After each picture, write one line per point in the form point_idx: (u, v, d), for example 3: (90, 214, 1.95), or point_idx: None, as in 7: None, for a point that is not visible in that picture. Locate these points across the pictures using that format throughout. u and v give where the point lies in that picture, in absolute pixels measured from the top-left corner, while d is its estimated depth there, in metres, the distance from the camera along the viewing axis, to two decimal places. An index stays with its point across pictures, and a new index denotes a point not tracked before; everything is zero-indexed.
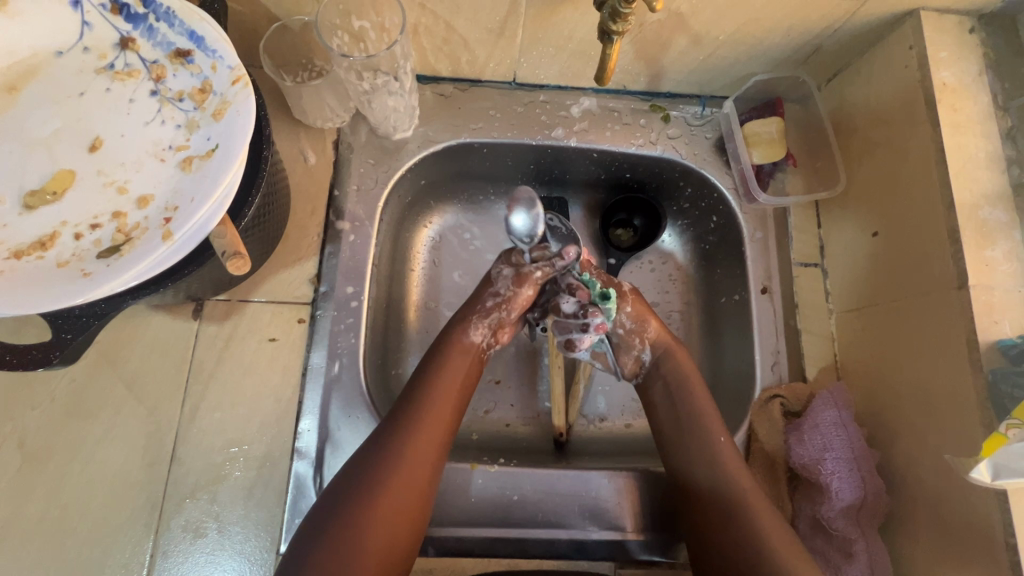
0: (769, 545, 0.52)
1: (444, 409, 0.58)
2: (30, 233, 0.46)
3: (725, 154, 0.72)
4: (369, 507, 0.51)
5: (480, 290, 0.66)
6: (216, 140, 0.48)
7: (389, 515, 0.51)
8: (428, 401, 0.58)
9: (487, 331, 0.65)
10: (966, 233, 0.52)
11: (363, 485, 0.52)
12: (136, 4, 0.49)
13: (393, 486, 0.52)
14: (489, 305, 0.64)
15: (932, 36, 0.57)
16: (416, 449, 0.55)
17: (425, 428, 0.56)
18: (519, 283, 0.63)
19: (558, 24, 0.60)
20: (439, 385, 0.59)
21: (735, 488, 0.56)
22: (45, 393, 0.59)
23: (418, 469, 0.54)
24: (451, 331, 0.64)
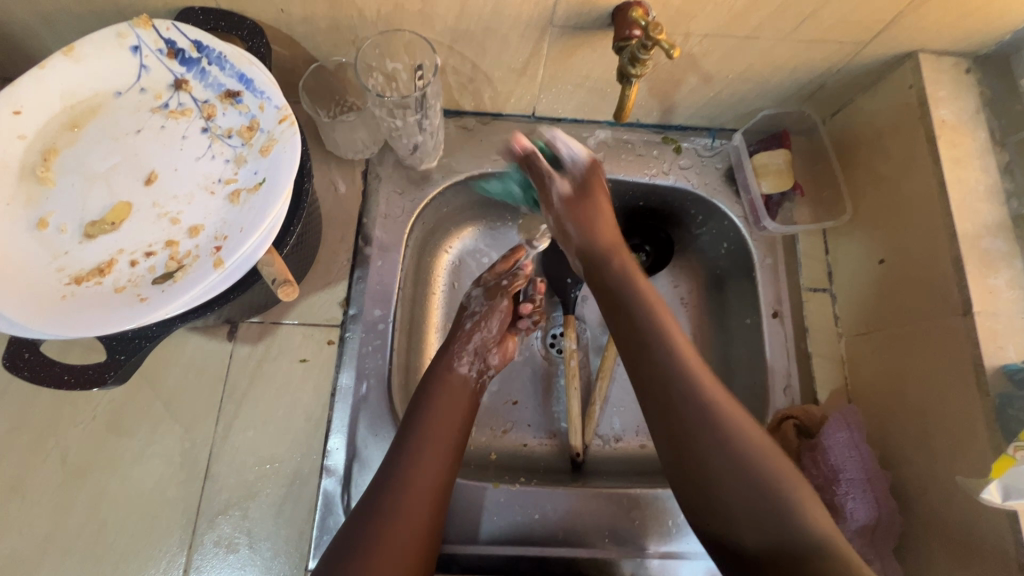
0: (806, 515, 0.44)
1: (446, 426, 0.60)
2: (89, 261, 0.49)
3: (734, 184, 0.75)
4: (386, 521, 0.52)
5: (459, 319, 0.71)
6: (263, 174, 0.51)
7: (402, 527, 0.52)
8: (429, 417, 0.60)
9: (473, 356, 0.68)
10: (969, 261, 0.55)
11: (377, 500, 0.53)
12: (192, 50, 0.54)
13: (406, 496, 0.54)
14: (472, 325, 0.70)
15: (930, 76, 0.61)
16: (422, 460, 0.57)
17: (430, 442, 0.58)
18: (492, 298, 0.72)
19: (577, 63, 0.64)
20: (437, 402, 0.62)
21: (726, 424, 0.49)
22: (87, 410, 0.61)
23: (427, 484, 0.56)
24: (439, 364, 0.67)
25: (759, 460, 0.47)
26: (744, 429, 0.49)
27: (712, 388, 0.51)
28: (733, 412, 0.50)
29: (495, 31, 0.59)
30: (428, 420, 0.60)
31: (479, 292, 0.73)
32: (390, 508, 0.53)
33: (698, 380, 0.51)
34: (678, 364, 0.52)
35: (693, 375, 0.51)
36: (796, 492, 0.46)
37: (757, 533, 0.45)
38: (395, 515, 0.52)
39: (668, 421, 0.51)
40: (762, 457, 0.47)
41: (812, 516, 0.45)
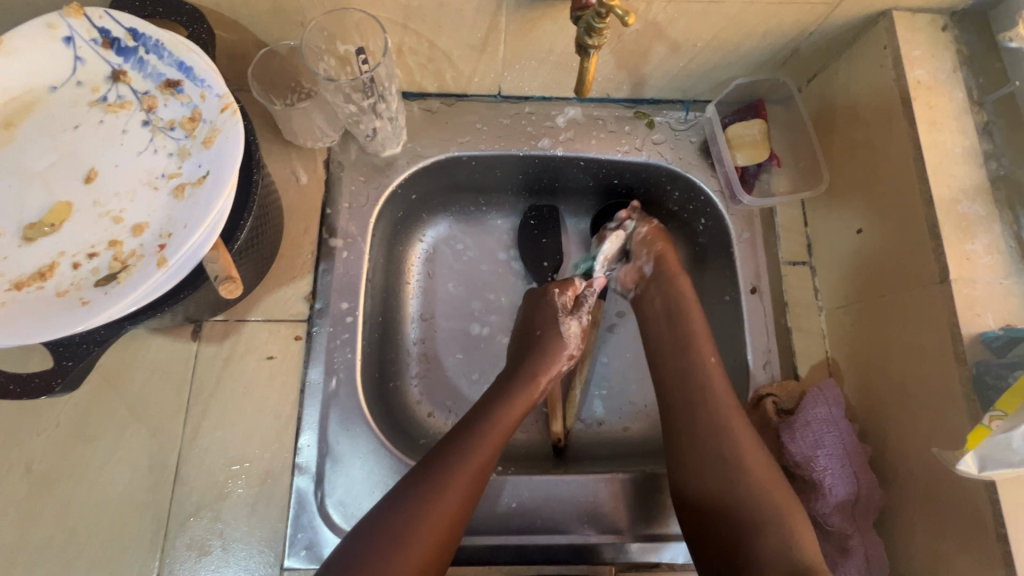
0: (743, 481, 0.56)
1: (510, 430, 0.61)
2: (29, 265, 0.47)
3: (710, 157, 0.73)
4: (415, 529, 0.51)
5: (558, 343, 0.69)
6: (207, 167, 0.49)
7: (430, 538, 0.51)
8: (485, 431, 0.59)
9: (547, 387, 0.67)
10: (946, 227, 0.53)
11: (411, 507, 0.52)
12: (127, 38, 0.51)
13: (444, 507, 0.53)
14: (564, 363, 0.69)
15: (905, 35, 0.59)
16: (474, 475, 0.56)
17: (481, 456, 0.57)
18: (583, 342, 0.71)
19: (538, 37, 0.61)
20: (500, 420, 0.61)
21: (727, 457, 0.58)
22: (50, 418, 0.60)
23: (469, 498, 0.54)
24: (521, 380, 0.65)
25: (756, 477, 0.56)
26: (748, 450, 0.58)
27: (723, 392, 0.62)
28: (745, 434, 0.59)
29: (448, 6, 0.56)
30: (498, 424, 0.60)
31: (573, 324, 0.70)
32: (424, 518, 0.52)
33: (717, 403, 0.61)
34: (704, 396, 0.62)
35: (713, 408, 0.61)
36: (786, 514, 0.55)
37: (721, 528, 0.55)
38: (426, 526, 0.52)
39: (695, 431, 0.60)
40: (762, 485, 0.56)
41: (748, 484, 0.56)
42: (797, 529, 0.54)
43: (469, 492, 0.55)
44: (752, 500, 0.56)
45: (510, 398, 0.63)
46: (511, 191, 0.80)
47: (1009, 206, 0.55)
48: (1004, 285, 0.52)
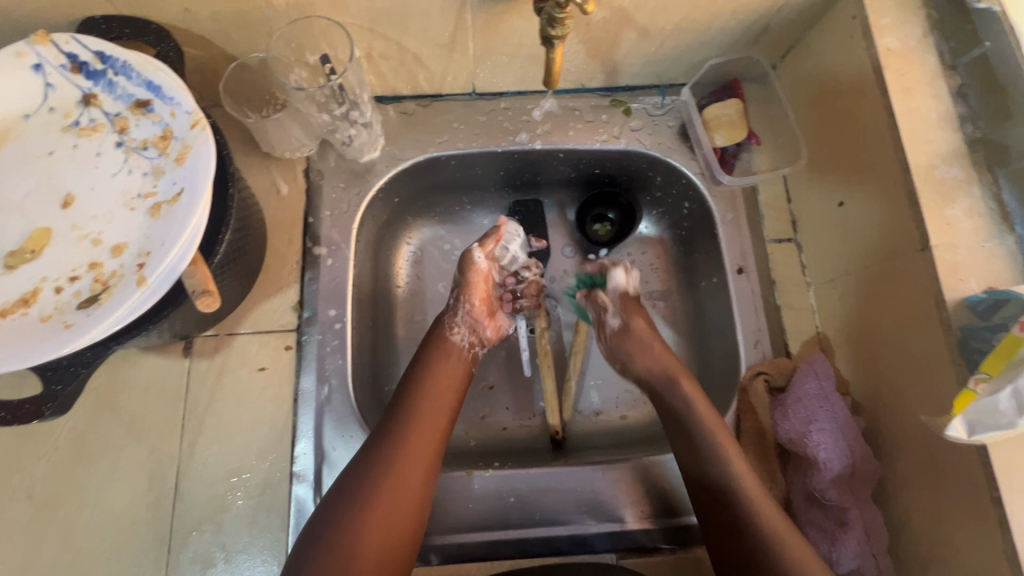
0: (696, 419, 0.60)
1: (439, 390, 0.62)
2: (12, 292, 0.48)
3: (688, 140, 0.73)
4: (373, 490, 0.53)
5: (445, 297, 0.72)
6: (181, 184, 0.49)
7: (390, 497, 0.53)
8: (416, 393, 0.61)
9: (461, 329, 0.68)
10: (924, 194, 0.53)
11: (362, 464, 0.54)
12: (95, 62, 0.51)
13: (399, 464, 0.55)
14: (454, 301, 0.70)
15: (873, 5, 0.58)
16: (419, 428, 0.58)
17: (420, 412, 0.59)
18: (473, 270, 0.70)
19: (506, 33, 0.62)
20: (431, 374, 0.63)
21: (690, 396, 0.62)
22: (49, 442, 0.61)
23: (420, 448, 0.56)
24: (432, 337, 0.68)
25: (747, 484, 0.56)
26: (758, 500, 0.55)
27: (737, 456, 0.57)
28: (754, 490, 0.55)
29: (413, 7, 0.56)
30: (423, 385, 0.61)
31: (453, 284, 0.72)
32: (378, 480, 0.53)
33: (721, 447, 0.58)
34: (721, 467, 0.57)
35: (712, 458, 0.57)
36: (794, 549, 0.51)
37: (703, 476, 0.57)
38: (385, 486, 0.53)
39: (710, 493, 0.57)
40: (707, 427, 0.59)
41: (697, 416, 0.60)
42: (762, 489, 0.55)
43: (417, 445, 0.56)
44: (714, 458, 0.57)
45: (438, 355, 0.65)
46: (493, 187, 0.80)
47: (988, 168, 0.54)
48: (987, 248, 0.51)
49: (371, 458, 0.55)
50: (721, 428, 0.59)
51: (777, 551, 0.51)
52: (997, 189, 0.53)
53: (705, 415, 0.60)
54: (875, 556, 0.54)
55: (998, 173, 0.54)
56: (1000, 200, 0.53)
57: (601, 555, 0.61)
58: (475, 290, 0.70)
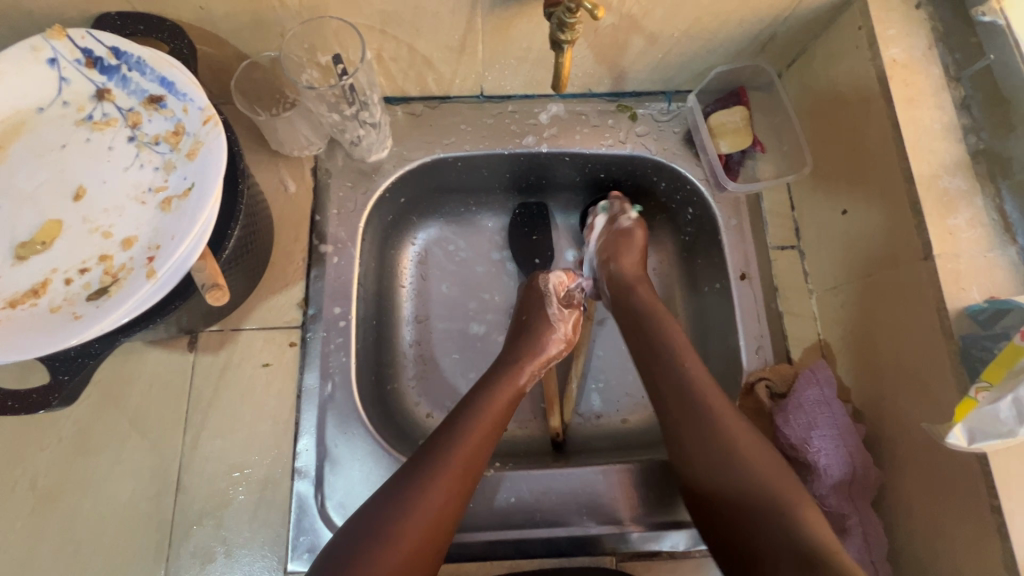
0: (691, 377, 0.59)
1: (493, 422, 0.59)
2: (23, 283, 0.48)
3: (694, 147, 0.74)
4: (413, 506, 0.51)
5: (542, 327, 0.68)
6: (192, 179, 0.50)
7: (429, 516, 0.51)
8: (472, 418, 0.58)
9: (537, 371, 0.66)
10: (927, 204, 0.53)
11: (404, 488, 0.52)
12: (109, 57, 0.52)
13: (442, 482, 0.53)
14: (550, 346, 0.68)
15: (879, 16, 0.59)
16: (474, 446, 0.56)
17: (473, 430, 0.57)
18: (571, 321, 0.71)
19: (515, 37, 0.62)
20: (493, 399, 0.61)
21: (675, 356, 0.61)
22: (53, 433, 0.61)
23: (458, 489, 0.54)
24: (503, 370, 0.64)
25: (737, 452, 0.55)
26: (775, 478, 0.53)
27: (728, 413, 0.57)
28: (756, 461, 0.54)
29: (425, 10, 0.57)
30: (481, 413, 0.59)
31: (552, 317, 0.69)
32: (414, 507, 0.51)
33: (711, 406, 0.57)
34: (728, 444, 0.55)
35: (700, 412, 0.57)
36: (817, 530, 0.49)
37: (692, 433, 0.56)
38: (424, 503, 0.51)
39: (713, 480, 0.54)
40: (699, 387, 0.59)
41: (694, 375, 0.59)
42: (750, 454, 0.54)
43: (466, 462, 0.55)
44: (709, 422, 0.56)
45: (497, 386, 0.62)
46: (499, 190, 0.80)
47: (991, 179, 0.55)
48: (989, 258, 0.52)
49: (417, 473, 0.53)
50: (718, 403, 0.57)
51: (777, 509, 0.51)
52: (999, 201, 0.54)
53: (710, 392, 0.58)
54: (874, 564, 0.54)
55: (1001, 184, 0.54)
56: (1002, 211, 0.53)
57: (600, 558, 0.62)
58: (571, 323, 0.71)
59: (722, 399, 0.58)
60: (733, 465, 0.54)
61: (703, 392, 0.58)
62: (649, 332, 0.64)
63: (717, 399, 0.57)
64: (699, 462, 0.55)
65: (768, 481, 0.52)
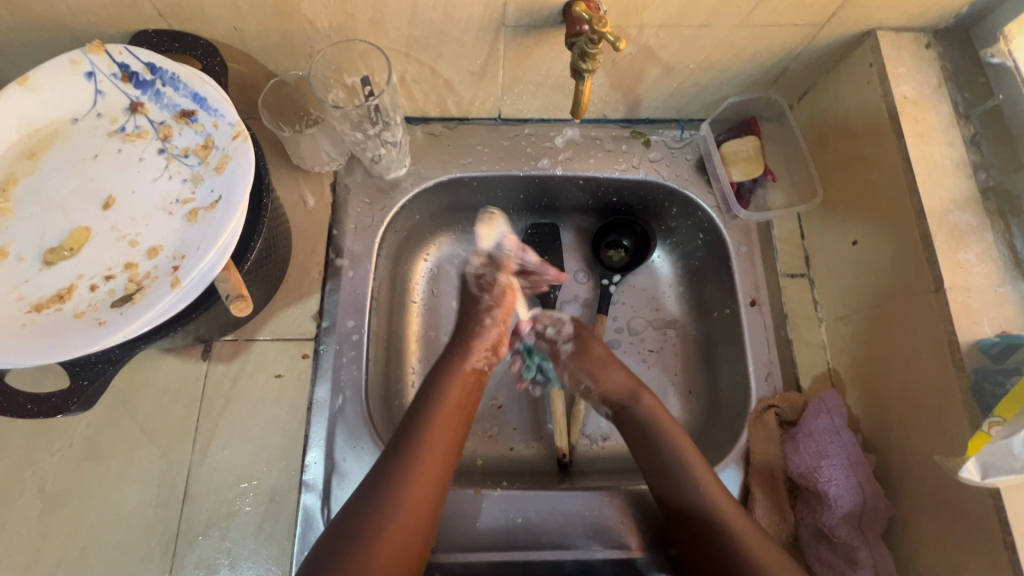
0: (645, 411, 0.64)
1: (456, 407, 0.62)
2: (49, 288, 0.49)
3: (705, 174, 0.75)
4: (387, 513, 0.52)
5: (472, 314, 0.71)
6: (219, 192, 0.51)
7: (402, 524, 0.52)
8: (436, 403, 0.61)
9: (485, 354, 0.68)
10: (938, 237, 0.54)
11: (384, 473, 0.55)
12: (145, 72, 0.54)
13: (410, 481, 0.54)
14: (486, 321, 0.70)
15: (890, 54, 0.61)
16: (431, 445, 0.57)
17: (429, 437, 0.58)
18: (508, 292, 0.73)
19: (535, 63, 0.64)
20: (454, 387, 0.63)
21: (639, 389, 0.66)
22: (64, 438, 0.61)
23: (434, 470, 0.56)
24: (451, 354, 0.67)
25: (706, 485, 0.58)
26: (751, 538, 0.55)
27: (696, 455, 0.60)
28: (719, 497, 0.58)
29: (449, 35, 0.59)
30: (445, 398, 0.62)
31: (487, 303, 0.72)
32: (393, 491, 0.53)
33: (670, 438, 0.62)
34: (694, 481, 0.58)
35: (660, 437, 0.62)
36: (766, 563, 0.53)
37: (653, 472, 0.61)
38: (398, 507, 0.53)
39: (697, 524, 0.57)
40: (653, 416, 0.64)
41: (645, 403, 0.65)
42: (710, 489, 0.58)
43: (431, 471, 0.56)
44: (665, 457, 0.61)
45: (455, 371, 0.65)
46: (512, 210, 0.82)
47: (1000, 216, 0.56)
48: (999, 293, 0.52)
49: (384, 479, 0.54)
50: (690, 449, 0.60)
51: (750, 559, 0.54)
52: (1009, 236, 0.55)
53: (677, 437, 0.62)
54: None
55: (1010, 221, 0.55)
56: (1012, 247, 0.54)
57: None
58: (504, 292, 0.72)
59: (666, 415, 0.64)
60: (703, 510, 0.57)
61: (654, 414, 0.64)
62: (652, 439, 0.62)
63: (663, 422, 0.63)
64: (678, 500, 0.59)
65: (740, 528, 0.56)
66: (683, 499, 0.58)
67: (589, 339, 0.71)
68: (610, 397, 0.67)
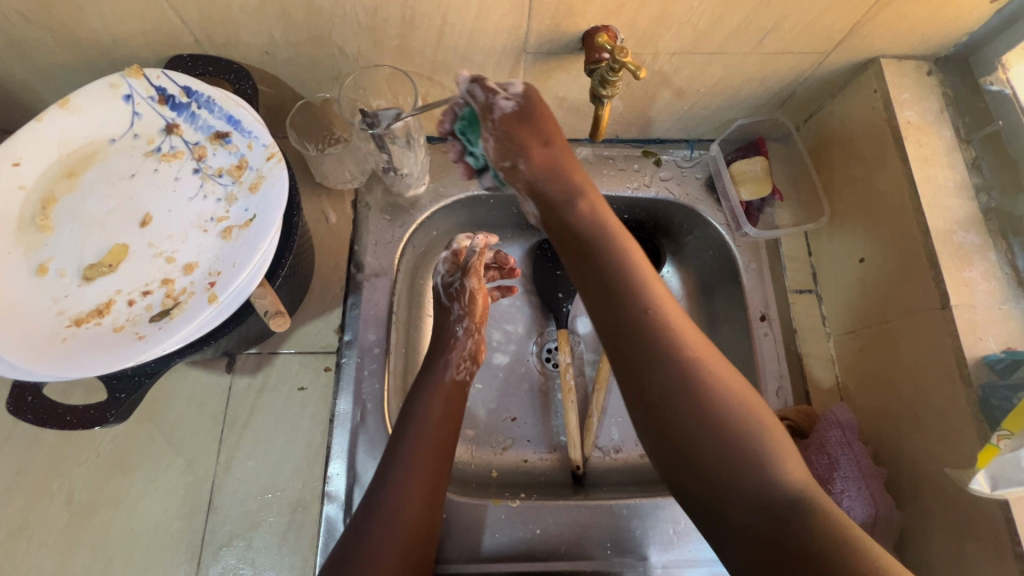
0: (639, 288, 0.50)
1: (446, 408, 0.63)
2: (89, 303, 0.51)
3: (715, 192, 0.77)
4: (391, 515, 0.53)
5: (444, 327, 0.71)
6: (253, 211, 0.53)
7: (407, 523, 0.54)
8: (428, 403, 0.62)
9: (464, 363, 0.68)
10: (943, 256, 0.56)
11: (385, 477, 0.56)
12: (181, 95, 0.56)
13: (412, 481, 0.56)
14: (459, 332, 0.70)
15: (894, 80, 0.63)
16: (428, 445, 0.59)
17: (424, 436, 0.59)
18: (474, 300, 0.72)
19: (552, 86, 0.67)
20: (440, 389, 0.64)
21: (625, 254, 0.53)
22: (91, 449, 0.62)
23: (432, 469, 0.57)
24: (431, 368, 0.66)
25: (709, 381, 0.47)
26: (754, 439, 0.45)
27: (695, 337, 0.48)
28: (726, 393, 0.46)
29: (472, 60, 0.61)
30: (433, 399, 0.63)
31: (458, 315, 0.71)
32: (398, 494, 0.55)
33: (664, 325, 0.48)
34: (681, 367, 0.47)
35: (650, 320, 0.49)
36: (779, 460, 0.45)
37: (634, 347, 0.48)
38: (399, 511, 0.54)
39: (685, 435, 0.46)
40: (655, 300, 0.50)
41: (642, 279, 0.51)
42: (716, 385, 0.46)
43: (430, 466, 0.58)
44: (650, 342, 0.48)
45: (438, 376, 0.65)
46: (526, 226, 0.84)
47: (1003, 236, 0.58)
48: (1003, 310, 0.54)
49: (387, 476, 0.56)
50: (686, 330, 0.49)
51: (761, 475, 0.44)
52: (1012, 256, 0.57)
53: (668, 322, 0.49)
54: None
55: (1012, 241, 0.58)
56: (1015, 266, 0.57)
57: None
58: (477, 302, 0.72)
59: (671, 298, 0.51)
60: (707, 414, 0.45)
61: (638, 279, 0.51)
62: (626, 301, 0.50)
63: (668, 300, 0.50)
64: (664, 372, 0.47)
65: (762, 428, 0.46)
66: (668, 377, 0.47)
67: (538, 120, 0.59)
68: (541, 185, 0.60)
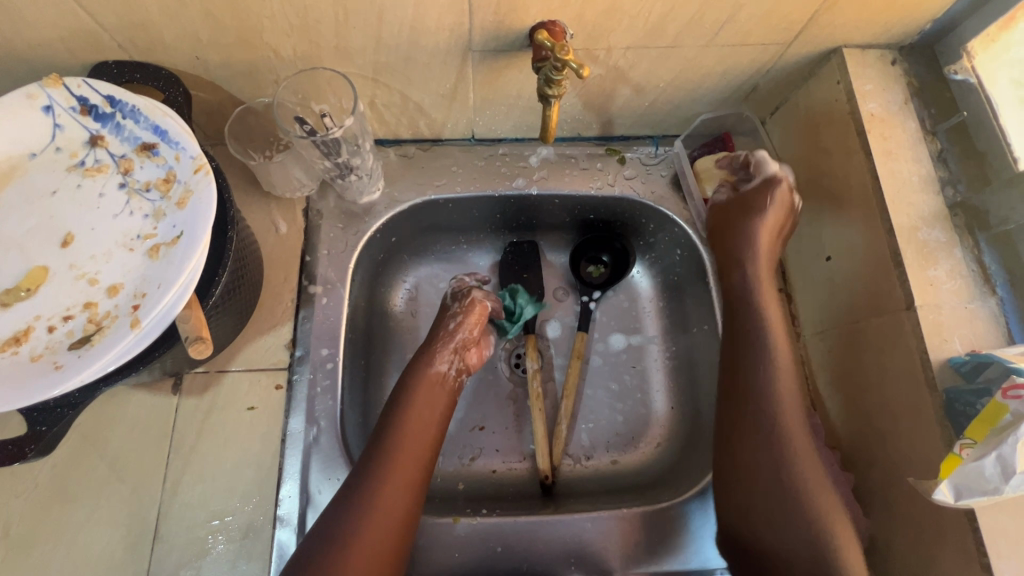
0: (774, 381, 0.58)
1: (425, 416, 0.60)
2: (5, 330, 0.48)
3: (681, 190, 0.75)
4: (350, 533, 0.51)
5: (438, 320, 0.69)
6: (181, 228, 0.50)
7: (370, 547, 0.51)
8: (406, 410, 0.60)
9: (452, 357, 0.65)
10: (908, 254, 0.54)
11: (350, 499, 0.53)
12: (105, 105, 0.52)
13: (378, 502, 0.53)
14: (449, 324, 0.67)
15: (857, 71, 0.61)
16: (402, 459, 0.56)
17: (399, 450, 0.57)
18: (473, 317, 0.68)
19: (504, 85, 0.64)
20: (419, 392, 0.61)
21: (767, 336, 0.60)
22: (30, 479, 0.60)
23: (403, 486, 0.55)
24: (417, 363, 0.64)
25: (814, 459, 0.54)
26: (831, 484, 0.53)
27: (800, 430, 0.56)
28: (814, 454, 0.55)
29: (417, 61, 0.59)
30: (411, 406, 0.60)
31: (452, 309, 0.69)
32: (362, 517, 0.52)
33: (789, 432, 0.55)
34: (791, 447, 0.55)
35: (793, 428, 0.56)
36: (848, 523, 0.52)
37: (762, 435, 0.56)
38: (358, 537, 0.51)
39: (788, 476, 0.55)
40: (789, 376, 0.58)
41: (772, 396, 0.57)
42: (807, 456, 0.54)
43: (400, 481, 0.55)
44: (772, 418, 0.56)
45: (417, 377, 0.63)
46: (489, 229, 0.81)
47: (969, 231, 0.56)
48: (969, 309, 0.53)
49: (351, 498, 0.53)
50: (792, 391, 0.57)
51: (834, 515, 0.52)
52: (978, 252, 0.55)
53: (787, 378, 0.58)
54: None
55: (979, 236, 0.56)
56: (981, 263, 0.55)
57: None
58: (474, 316, 0.68)
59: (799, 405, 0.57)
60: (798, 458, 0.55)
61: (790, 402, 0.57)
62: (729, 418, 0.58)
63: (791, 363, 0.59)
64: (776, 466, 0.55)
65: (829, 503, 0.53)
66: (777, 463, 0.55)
67: None
68: None
